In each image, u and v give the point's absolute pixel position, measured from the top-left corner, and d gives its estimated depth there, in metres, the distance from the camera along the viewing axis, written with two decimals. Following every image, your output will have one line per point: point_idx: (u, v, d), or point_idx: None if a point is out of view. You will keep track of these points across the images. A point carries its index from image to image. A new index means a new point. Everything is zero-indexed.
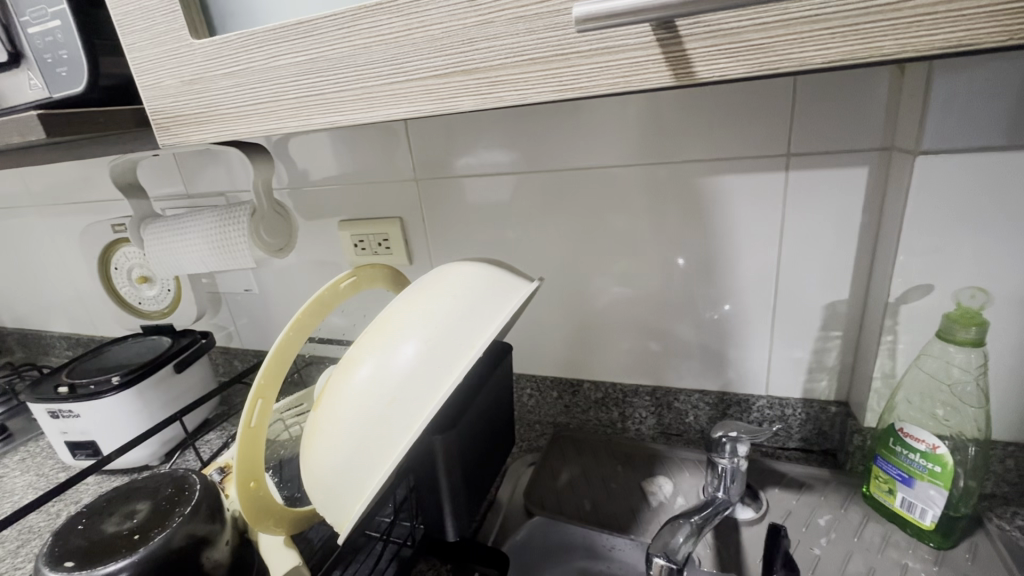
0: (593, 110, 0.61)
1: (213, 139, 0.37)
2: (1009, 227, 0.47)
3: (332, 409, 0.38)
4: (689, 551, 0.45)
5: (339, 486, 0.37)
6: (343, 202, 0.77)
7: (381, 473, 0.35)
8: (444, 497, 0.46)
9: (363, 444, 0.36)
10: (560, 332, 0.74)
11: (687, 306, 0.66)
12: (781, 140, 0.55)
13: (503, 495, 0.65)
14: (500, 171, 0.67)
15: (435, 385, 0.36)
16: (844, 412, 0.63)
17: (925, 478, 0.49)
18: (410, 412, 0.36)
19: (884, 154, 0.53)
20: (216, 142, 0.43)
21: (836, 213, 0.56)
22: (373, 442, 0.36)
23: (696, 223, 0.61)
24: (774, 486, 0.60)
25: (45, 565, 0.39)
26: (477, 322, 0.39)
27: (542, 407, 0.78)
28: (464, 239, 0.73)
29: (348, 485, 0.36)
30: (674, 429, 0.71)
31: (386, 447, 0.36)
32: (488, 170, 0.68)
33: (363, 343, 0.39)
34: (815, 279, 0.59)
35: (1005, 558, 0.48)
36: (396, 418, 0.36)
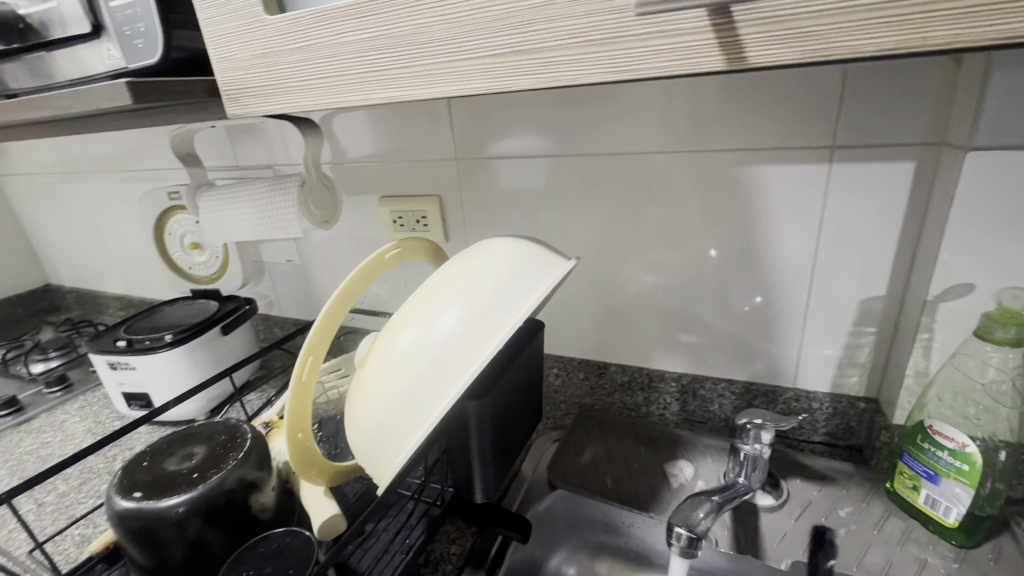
0: (636, 96, 0.61)
1: (279, 111, 0.40)
2: None
3: (378, 369, 0.40)
4: (709, 527, 0.47)
5: (383, 439, 0.39)
6: (385, 179, 0.80)
7: (422, 429, 0.38)
8: (475, 462, 0.48)
9: (407, 402, 0.38)
10: (589, 315, 0.75)
11: (718, 296, 0.66)
12: (826, 132, 0.55)
13: (527, 468, 0.67)
14: (540, 152, 0.68)
15: (477, 349, 0.38)
16: (873, 409, 0.62)
17: (951, 476, 0.49)
18: (452, 374, 0.38)
19: (932, 149, 0.52)
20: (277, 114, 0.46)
21: (878, 208, 0.55)
22: (416, 400, 0.38)
23: (734, 212, 0.61)
24: (796, 477, 0.61)
25: (114, 494, 0.43)
26: (519, 292, 0.41)
27: (568, 386, 0.80)
28: (500, 220, 0.75)
29: (391, 439, 0.39)
30: (699, 416, 0.72)
31: (428, 406, 0.38)
32: (525, 153, 0.69)
33: (409, 309, 0.42)
34: (852, 274, 0.59)
35: None
36: (438, 379, 0.38)
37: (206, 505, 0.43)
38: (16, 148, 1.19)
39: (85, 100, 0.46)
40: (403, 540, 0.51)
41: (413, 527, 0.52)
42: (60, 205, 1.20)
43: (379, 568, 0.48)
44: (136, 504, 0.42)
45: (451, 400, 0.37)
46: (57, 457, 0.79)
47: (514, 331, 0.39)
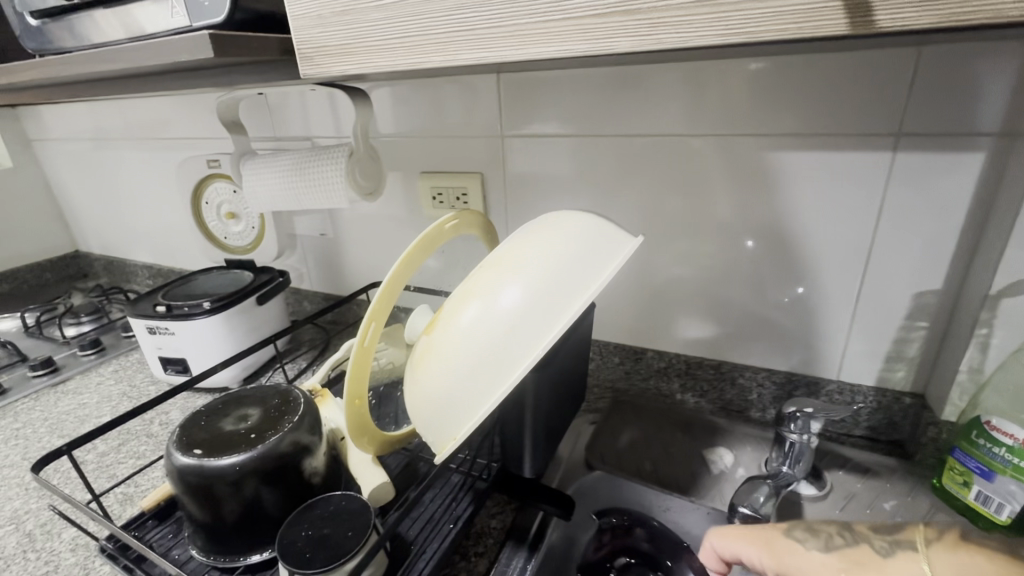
0: (674, 83, 0.61)
1: (354, 71, 0.39)
2: None
3: (444, 336, 0.40)
4: (769, 510, 0.49)
5: (448, 407, 0.39)
6: (426, 155, 0.80)
7: (492, 399, 0.37)
8: (526, 435, 0.48)
9: (475, 371, 0.38)
10: (626, 301, 0.74)
11: (764, 284, 0.65)
12: (894, 118, 0.53)
13: (564, 448, 0.68)
14: (567, 133, 0.69)
15: (550, 321, 0.38)
16: (919, 404, 0.61)
17: (1007, 473, 0.48)
18: (524, 345, 0.38)
19: (1004, 140, 0.50)
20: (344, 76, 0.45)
21: (940, 199, 0.54)
22: (485, 370, 0.38)
23: (788, 198, 0.60)
24: (838, 469, 0.61)
25: (175, 450, 0.44)
26: (590, 267, 0.40)
27: (601, 370, 0.78)
28: (541, 199, 0.74)
29: (457, 408, 0.39)
30: (735, 405, 0.71)
31: (498, 377, 0.38)
32: (549, 135, 0.70)
33: (477, 278, 0.42)
34: (908, 267, 0.58)
35: None
36: (508, 350, 0.38)
37: (264, 465, 0.43)
38: (51, 113, 1.20)
39: (150, 55, 0.46)
40: (451, 511, 0.51)
41: (460, 500, 0.52)
42: (93, 171, 1.20)
43: (429, 537, 0.48)
44: (198, 461, 0.42)
45: (524, 370, 0.37)
46: (95, 417, 0.80)
47: (586, 305, 0.38)
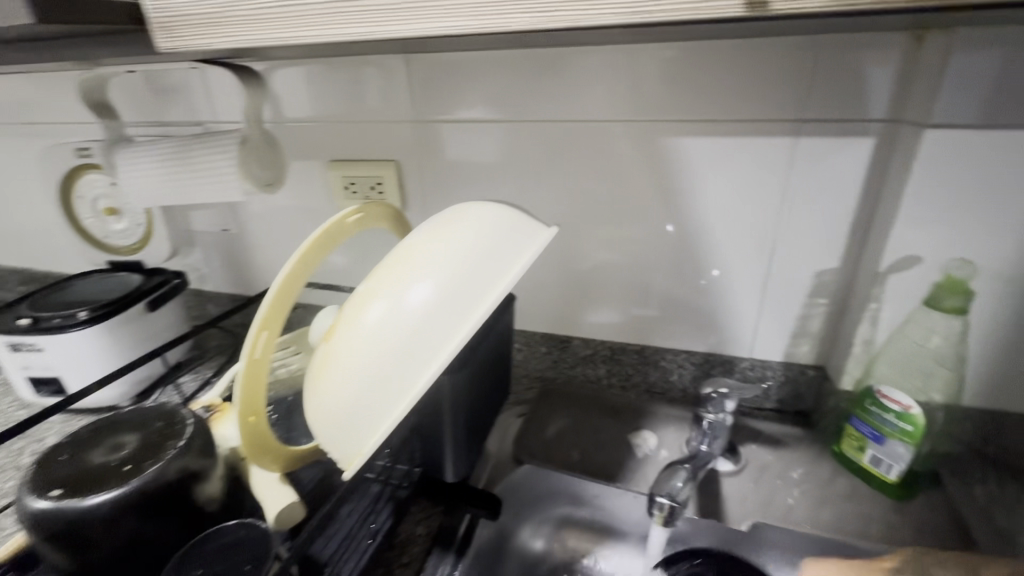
0: (591, 68, 0.60)
1: (226, 44, 0.35)
2: (1007, 193, 0.49)
3: (344, 342, 0.36)
4: (688, 494, 0.49)
5: (353, 417, 0.35)
6: (336, 142, 0.74)
7: (401, 406, 0.35)
8: (445, 441, 0.45)
9: (381, 377, 0.35)
10: (552, 288, 0.73)
11: (682, 268, 0.66)
12: (793, 105, 0.55)
13: (492, 443, 0.66)
14: (488, 119, 0.66)
15: (460, 320, 0.35)
16: (820, 375, 0.66)
17: (895, 436, 0.53)
18: (432, 348, 0.35)
19: (888, 127, 0.54)
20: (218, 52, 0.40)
21: (835, 184, 0.57)
22: (392, 376, 0.35)
23: (698, 183, 0.62)
24: (753, 443, 0.64)
25: (27, 494, 0.37)
26: (502, 261, 0.38)
27: (529, 361, 0.77)
28: (462, 188, 0.71)
29: (364, 418, 0.35)
30: (658, 387, 0.73)
31: (407, 382, 0.35)
32: (473, 121, 0.67)
33: (380, 275, 0.38)
34: (808, 248, 0.61)
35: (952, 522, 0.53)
36: (414, 355, 0.35)
37: (142, 499, 0.38)
38: None
39: None
40: (368, 525, 0.48)
41: (380, 511, 0.49)
42: None
43: (344, 556, 0.45)
44: (55, 504, 0.36)
45: (434, 374, 0.34)
46: None
47: (499, 301, 0.36)
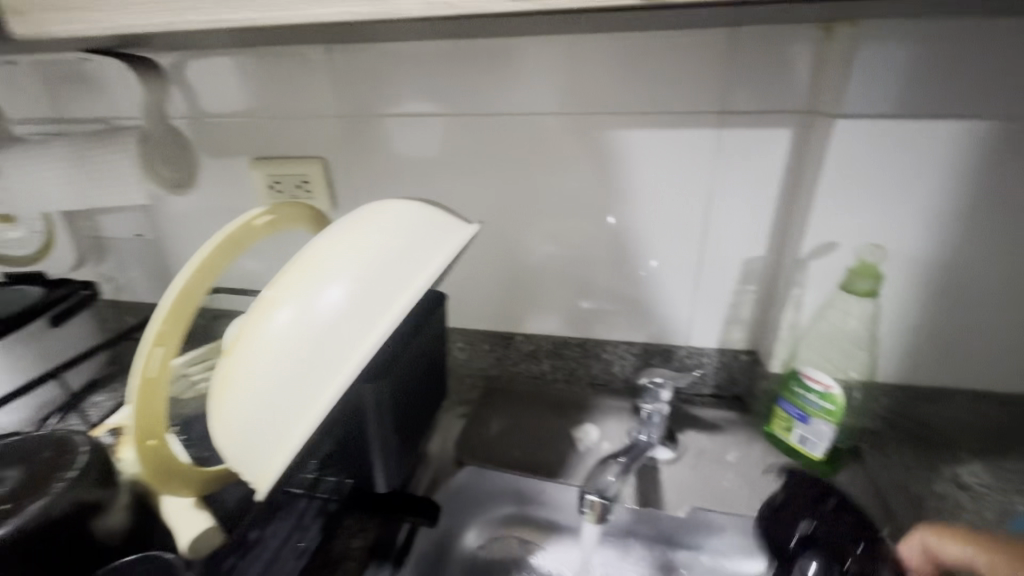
0: (530, 59, 0.59)
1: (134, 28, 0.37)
2: (911, 179, 0.52)
3: (246, 353, 0.33)
4: (619, 488, 0.50)
5: (258, 436, 0.33)
6: (257, 139, 0.69)
7: (308, 422, 0.32)
8: (374, 451, 0.44)
9: (286, 392, 0.32)
10: (493, 285, 0.72)
11: (621, 261, 0.67)
12: (715, 97, 0.56)
13: (435, 447, 0.65)
14: (439, 113, 0.64)
15: (371, 327, 0.33)
16: (752, 359, 0.68)
17: (818, 415, 0.55)
18: (339, 358, 0.32)
19: (804, 118, 0.55)
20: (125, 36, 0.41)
21: (758, 173, 0.59)
22: (297, 390, 0.32)
23: (631, 175, 0.62)
24: (691, 429, 0.65)
25: None
26: (419, 259, 0.35)
27: (472, 360, 0.76)
28: (393, 185, 0.69)
29: (269, 437, 0.33)
30: (601, 378, 0.72)
31: (313, 397, 0.32)
32: (429, 116, 0.64)
33: (284, 278, 0.34)
34: (736, 236, 0.62)
35: (871, 493, 0.56)
36: (323, 363, 0.32)
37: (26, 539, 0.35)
38: None
39: None
40: (295, 544, 0.46)
41: (308, 528, 0.47)
42: None
43: None
44: None
45: (340, 388, 0.32)
46: None
47: (412, 305, 0.34)
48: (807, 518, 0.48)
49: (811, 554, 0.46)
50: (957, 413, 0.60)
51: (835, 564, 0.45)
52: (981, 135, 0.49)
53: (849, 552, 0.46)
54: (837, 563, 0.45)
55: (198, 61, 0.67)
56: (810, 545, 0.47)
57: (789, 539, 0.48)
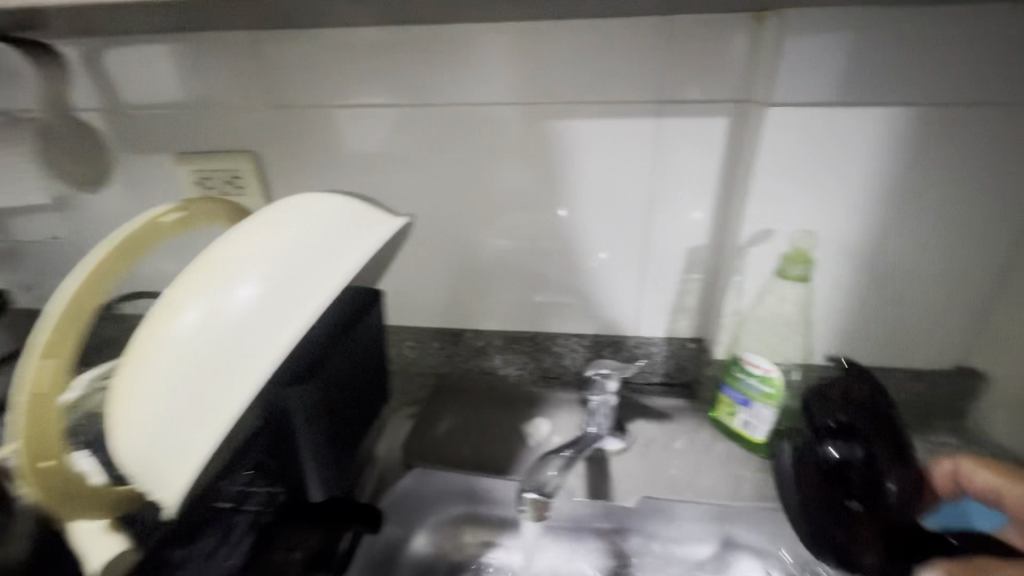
0: (482, 48, 0.57)
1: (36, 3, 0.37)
2: (839, 167, 0.53)
3: (141, 363, 0.30)
4: (559, 482, 0.50)
5: (157, 455, 0.31)
6: (181, 132, 0.65)
7: (211, 439, 0.30)
8: (306, 460, 0.41)
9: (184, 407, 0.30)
10: (440, 281, 0.70)
11: (571, 253, 0.66)
12: (654, 86, 0.56)
13: (383, 448, 0.63)
14: (394, 104, 0.61)
15: (275, 335, 0.30)
16: (699, 347, 0.69)
17: (759, 399, 0.56)
18: (244, 366, 0.30)
19: (739, 107, 0.56)
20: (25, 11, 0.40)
21: (698, 162, 0.59)
22: (197, 404, 0.30)
23: (576, 166, 0.61)
24: (640, 419, 0.66)
25: None
26: (334, 258, 0.33)
27: (422, 358, 0.74)
28: (332, 180, 0.66)
29: (169, 455, 0.31)
30: (552, 371, 0.72)
31: (214, 412, 0.30)
32: (368, 105, 0.61)
33: (183, 279, 0.31)
34: (679, 226, 0.63)
35: None
36: (226, 373, 0.30)
37: None
38: None
39: None
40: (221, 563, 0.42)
41: (237, 544, 0.43)
42: None
43: None
44: None
45: (245, 399, 0.29)
46: None
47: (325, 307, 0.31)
48: (852, 414, 0.51)
49: (844, 444, 0.50)
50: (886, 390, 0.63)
51: (857, 449, 0.50)
52: (905, 123, 0.51)
53: (880, 448, 0.49)
54: (862, 451, 0.49)
55: (119, 49, 0.62)
56: (841, 436, 0.50)
57: (823, 425, 0.51)
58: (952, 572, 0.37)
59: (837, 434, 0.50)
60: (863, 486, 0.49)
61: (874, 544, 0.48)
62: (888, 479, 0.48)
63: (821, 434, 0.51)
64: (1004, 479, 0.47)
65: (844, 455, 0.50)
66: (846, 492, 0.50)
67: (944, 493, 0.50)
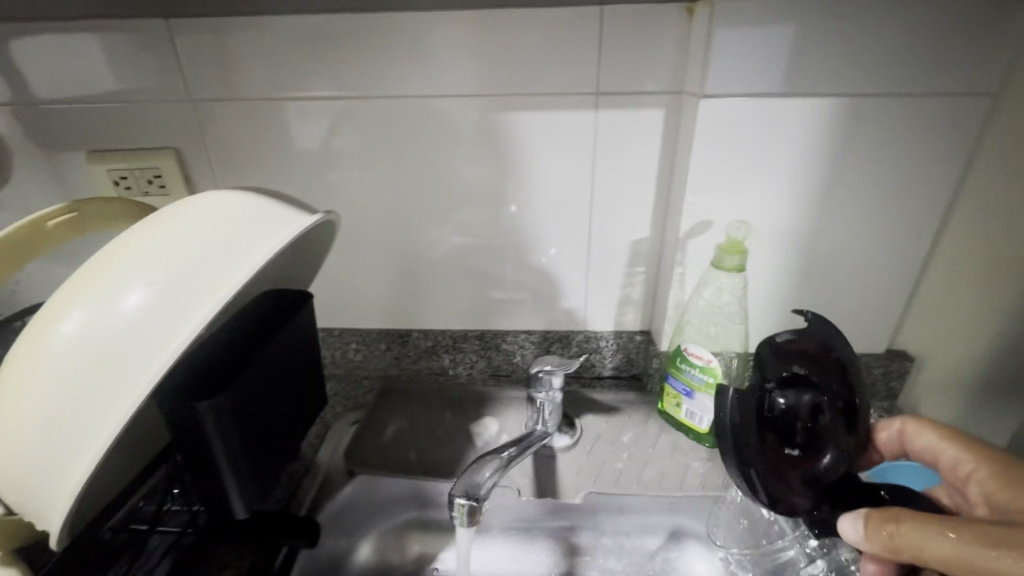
0: (418, 38, 0.55)
1: None
2: (772, 157, 0.54)
3: (16, 379, 0.28)
4: (494, 483, 0.49)
5: (33, 475, 0.28)
6: (94, 128, 0.60)
7: (89, 457, 0.27)
8: (225, 477, 0.38)
9: (60, 424, 0.27)
10: (384, 281, 0.68)
11: (517, 248, 0.65)
12: (592, 78, 0.56)
13: (322, 456, 0.60)
14: (330, 96, 0.58)
15: (163, 340, 0.28)
16: (647, 339, 0.69)
17: (702, 389, 0.57)
18: (127, 378, 0.27)
19: (675, 99, 0.56)
20: None
21: (638, 154, 0.59)
22: (73, 417, 0.27)
23: (521, 159, 0.60)
24: (589, 413, 0.65)
25: None
26: (232, 258, 0.30)
27: (369, 361, 0.72)
28: (265, 178, 0.63)
29: (46, 477, 0.28)
30: (503, 369, 0.72)
31: (91, 427, 0.27)
32: (318, 101, 0.58)
33: (65, 286, 0.29)
34: (622, 219, 0.62)
35: None
36: (107, 387, 0.27)
37: None
38: None
39: None
40: None
41: (154, 568, 0.41)
42: None
43: None
44: None
45: (126, 414, 0.27)
46: None
47: (219, 311, 0.29)
48: (804, 365, 0.45)
49: (794, 393, 0.44)
50: None
51: (803, 398, 0.44)
52: (833, 113, 0.52)
53: (825, 400, 0.44)
54: (811, 403, 0.44)
55: (22, 37, 0.57)
56: (790, 386, 0.44)
57: (773, 373, 0.44)
58: (871, 516, 0.36)
59: (787, 384, 0.44)
60: (806, 436, 0.44)
61: (806, 492, 0.43)
62: (830, 429, 0.44)
63: (769, 381, 0.43)
64: (944, 440, 0.43)
65: (792, 407, 0.43)
66: (788, 442, 0.43)
67: (888, 453, 0.48)
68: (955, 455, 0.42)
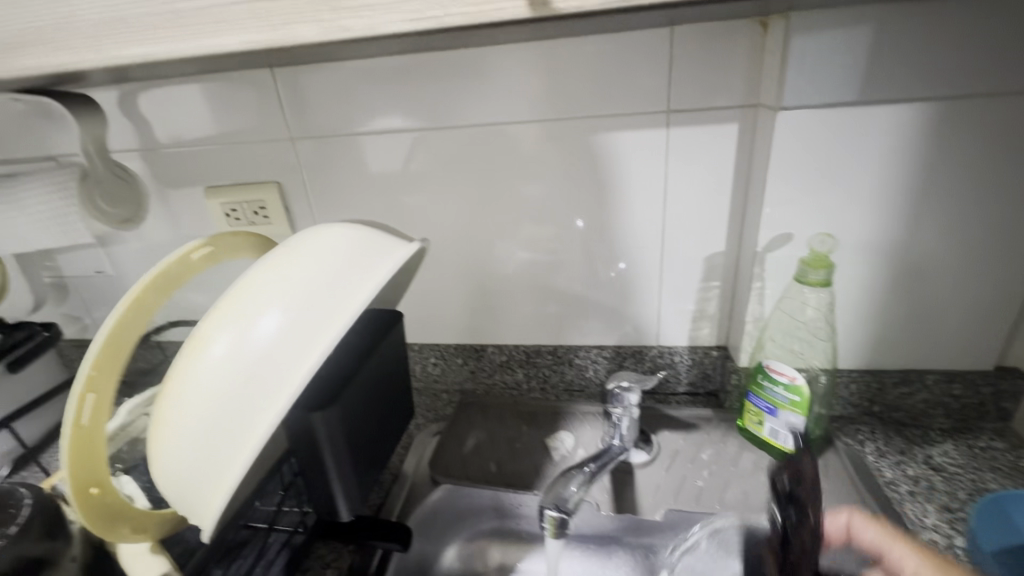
0: (492, 68, 0.59)
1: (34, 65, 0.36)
2: (858, 167, 0.52)
3: (178, 393, 0.32)
4: (581, 498, 0.50)
5: (194, 476, 0.32)
6: (210, 166, 0.68)
7: (239, 461, 0.31)
8: (335, 481, 0.42)
9: (214, 430, 0.32)
10: (461, 299, 0.71)
11: (586, 265, 0.66)
12: (662, 96, 0.56)
13: (408, 466, 0.63)
14: (408, 128, 0.62)
15: (297, 359, 0.32)
16: (723, 355, 0.68)
17: (786, 407, 0.55)
18: (270, 393, 0.31)
19: (750, 111, 0.56)
20: (54, 75, 0.42)
21: (711, 169, 0.59)
22: (226, 428, 0.32)
23: (592, 178, 0.62)
24: (665, 429, 0.65)
25: None
26: (349, 287, 0.34)
27: (447, 374, 0.76)
28: (354, 206, 0.68)
29: (203, 474, 0.32)
30: (576, 385, 0.73)
31: (241, 436, 0.31)
32: (398, 131, 0.63)
33: (214, 312, 0.33)
34: (696, 234, 0.62)
35: (849, 472, 0.56)
36: (252, 401, 0.31)
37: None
38: None
39: None
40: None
41: (272, 562, 0.46)
42: None
43: None
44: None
45: (270, 425, 0.31)
46: None
47: (343, 334, 0.32)
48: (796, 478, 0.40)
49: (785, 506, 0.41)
50: (921, 394, 0.61)
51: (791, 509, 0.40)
52: (930, 118, 0.49)
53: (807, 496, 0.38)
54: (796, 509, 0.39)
55: (152, 93, 0.65)
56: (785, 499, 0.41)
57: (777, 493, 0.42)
58: None
59: (783, 498, 0.41)
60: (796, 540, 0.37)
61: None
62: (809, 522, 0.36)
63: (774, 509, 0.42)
64: (889, 535, 0.42)
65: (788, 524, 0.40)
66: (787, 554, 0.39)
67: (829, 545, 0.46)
68: (903, 554, 0.41)
